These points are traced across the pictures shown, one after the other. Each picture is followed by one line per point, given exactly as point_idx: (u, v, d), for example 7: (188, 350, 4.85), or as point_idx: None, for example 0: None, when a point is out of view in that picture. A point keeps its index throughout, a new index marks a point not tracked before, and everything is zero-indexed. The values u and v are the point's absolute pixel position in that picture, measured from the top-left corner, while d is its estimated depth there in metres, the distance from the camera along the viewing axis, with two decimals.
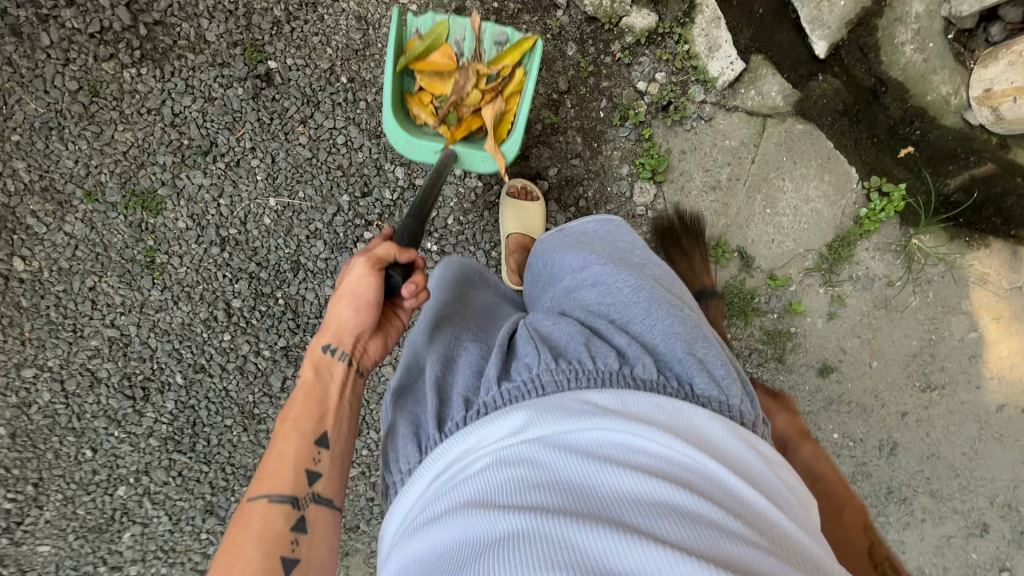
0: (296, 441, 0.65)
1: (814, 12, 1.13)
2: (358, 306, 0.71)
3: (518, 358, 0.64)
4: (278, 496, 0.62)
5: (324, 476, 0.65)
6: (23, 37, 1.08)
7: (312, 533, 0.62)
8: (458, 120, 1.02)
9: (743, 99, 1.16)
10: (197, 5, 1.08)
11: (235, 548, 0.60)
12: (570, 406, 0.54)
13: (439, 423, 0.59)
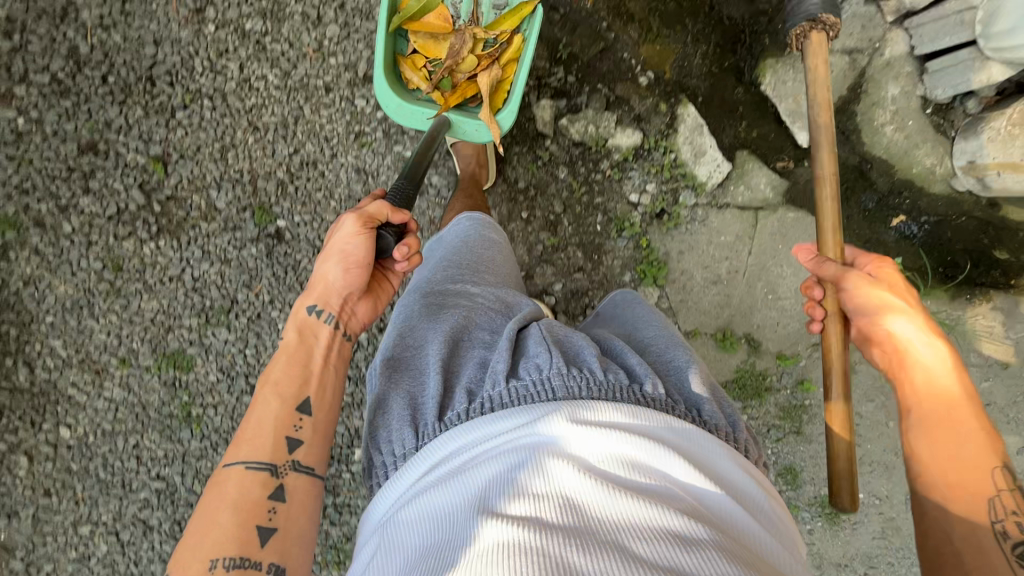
0: (276, 407, 0.74)
1: (792, 106, 1.17)
2: (346, 265, 0.81)
3: (527, 357, 0.71)
4: (255, 464, 0.70)
5: (303, 445, 0.73)
6: (46, 227, 1.14)
7: (289, 502, 0.70)
8: (453, 87, 1.04)
9: (733, 195, 1.20)
10: (205, 177, 1.13)
11: (215, 511, 0.67)
12: (583, 416, 0.59)
13: (440, 410, 0.67)
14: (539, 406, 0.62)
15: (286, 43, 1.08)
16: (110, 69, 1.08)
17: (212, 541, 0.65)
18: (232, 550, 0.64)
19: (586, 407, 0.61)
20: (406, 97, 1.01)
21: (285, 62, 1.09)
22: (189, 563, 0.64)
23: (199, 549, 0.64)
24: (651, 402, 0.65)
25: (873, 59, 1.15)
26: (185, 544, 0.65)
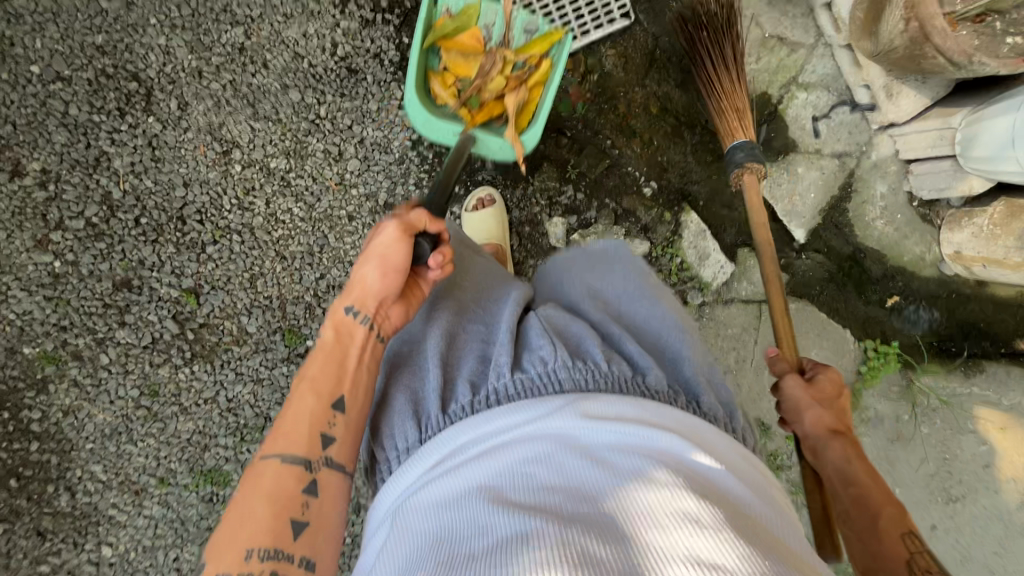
0: (313, 402, 0.69)
1: (789, 206, 1.25)
2: (384, 272, 0.76)
3: (530, 350, 0.69)
4: (290, 457, 0.66)
5: (338, 443, 0.68)
6: (84, 359, 1.18)
7: (323, 496, 0.66)
8: (480, 105, 1.06)
9: (737, 291, 1.27)
10: (237, 304, 1.19)
11: (247, 506, 0.63)
12: (595, 410, 0.57)
13: (443, 405, 0.65)
14: (546, 400, 0.60)
15: (309, 179, 1.14)
16: (142, 211, 1.13)
17: (248, 534, 0.60)
18: (266, 542, 0.60)
19: (594, 401, 0.59)
20: (434, 112, 1.04)
21: (310, 196, 1.15)
22: (223, 554, 0.60)
23: (235, 541, 0.60)
24: (659, 395, 0.64)
25: (861, 162, 1.23)
26: (224, 531, 0.62)
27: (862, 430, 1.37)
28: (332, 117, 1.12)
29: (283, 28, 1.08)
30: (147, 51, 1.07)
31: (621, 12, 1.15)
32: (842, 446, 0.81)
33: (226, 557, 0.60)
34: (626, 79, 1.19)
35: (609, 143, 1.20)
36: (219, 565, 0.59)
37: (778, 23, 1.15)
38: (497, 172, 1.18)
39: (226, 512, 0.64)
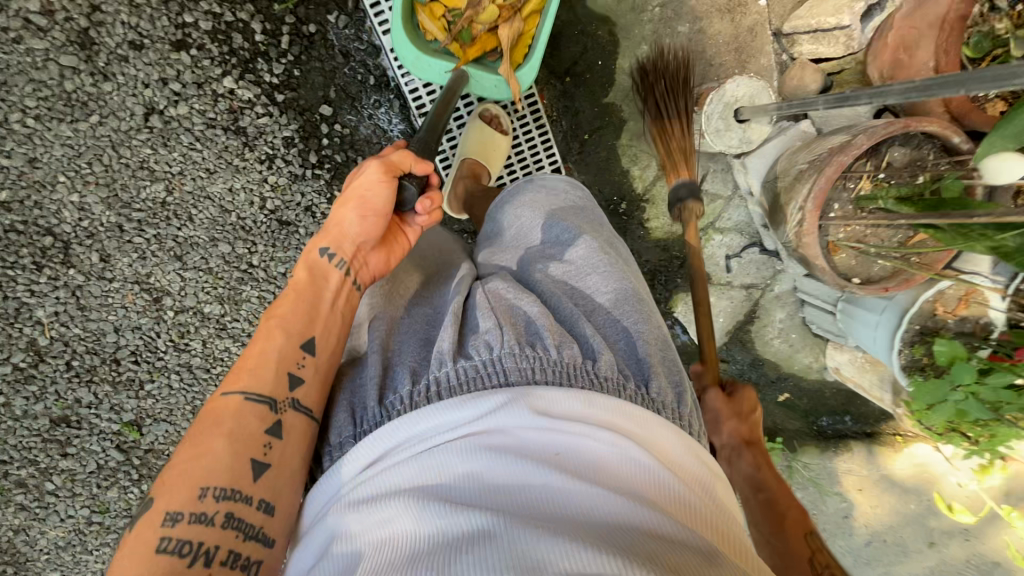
0: (282, 340, 0.69)
1: (700, 327, 1.37)
2: (365, 213, 0.76)
3: (472, 331, 0.66)
4: (255, 395, 0.65)
5: (305, 384, 0.68)
6: (30, 486, 1.22)
7: (287, 437, 0.64)
8: (473, 38, 0.94)
9: None
10: (180, 432, 1.23)
11: (206, 439, 0.62)
12: (539, 413, 0.55)
13: (381, 395, 0.64)
14: (490, 391, 0.58)
15: (245, 322, 1.16)
16: (73, 356, 1.13)
17: (204, 468, 0.59)
18: (221, 481, 0.59)
19: (540, 395, 0.57)
20: (426, 48, 0.93)
21: (246, 337, 1.17)
22: (177, 490, 0.58)
23: (187, 477, 0.59)
24: (606, 382, 0.62)
25: (765, 292, 1.35)
26: (175, 465, 0.60)
27: None
28: (264, 265, 1.12)
29: (206, 183, 1.05)
30: (59, 207, 1.02)
31: (551, 163, 1.16)
32: (753, 455, 0.81)
33: (178, 491, 0.58)
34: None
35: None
36: (169, 501, 0.58)
37: (701, 176, 1.21)
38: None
39: (179, 447, 0.62)
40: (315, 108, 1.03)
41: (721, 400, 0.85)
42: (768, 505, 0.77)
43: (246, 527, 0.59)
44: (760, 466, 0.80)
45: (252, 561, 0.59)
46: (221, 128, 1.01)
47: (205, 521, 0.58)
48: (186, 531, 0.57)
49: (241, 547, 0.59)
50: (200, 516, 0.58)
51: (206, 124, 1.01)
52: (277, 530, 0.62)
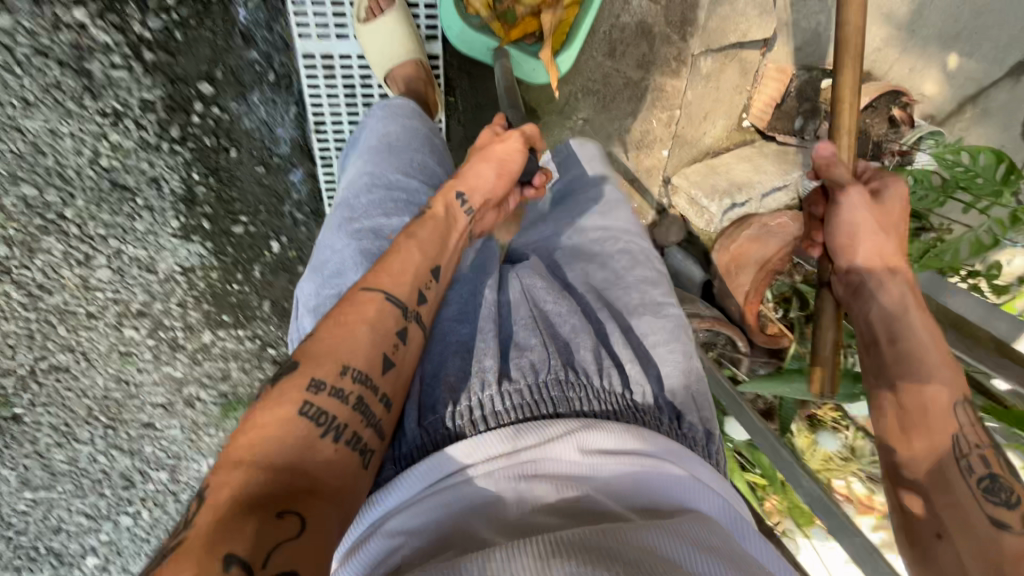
0: (419, 257, 0.70)
1: None
2: (500, 172, 0.81)
3: (519, 349, 0.65)
4: (393, 296, 0.66)
5: (427, 304, 0.69)
6: None
7: (411, 344, 0.64)
8: (516, 19, 0.97)
9: None
10: None
11: (347, 326, 0.61)
12: (597, 443, 0.54)
13: (421, 416, 0.61)
14: (551, 420, 0.56)
15: (38, 274, 1.01)
16: None
17: (347, 346, 0.60)
18: (361, 361, 0.59)
19: (597, 425, 0.56)
20: (469, 20, 0.95)
21: (37, 288, 1.02)
22: (323, 361, 0.58)
23: (335, 351, 0.59)
24: (647, 419, 0.62)
25: None
26: (326, 334, 0.60)
27: None
28: (79, 221, 0.97)
29: (20, 115, 0.87)
30: None
31: None
32: (897, 286, 0.70)
33: (323, 362, 0.58)
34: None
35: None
36: (315, 369, 0.57)
37: None
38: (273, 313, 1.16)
39: (316, 328, 0.62)
40: (191, 82, 0.90)
41: (867, 238, 0.72)
42: (898, 326, 0.68)
43: (371, 415, 0.57)
44: (877, 241, 0.71)
45: (369, 448, 0.56)
46: (55, 61, 0.83)
47: (341, 396, 0.56)
48: (326, 401, 0.56)
49: (363, 433, 0.56)
50: (340, 391, 0.57)
51: (34, 50, 0.82)
52: (391, 426, 0.59)
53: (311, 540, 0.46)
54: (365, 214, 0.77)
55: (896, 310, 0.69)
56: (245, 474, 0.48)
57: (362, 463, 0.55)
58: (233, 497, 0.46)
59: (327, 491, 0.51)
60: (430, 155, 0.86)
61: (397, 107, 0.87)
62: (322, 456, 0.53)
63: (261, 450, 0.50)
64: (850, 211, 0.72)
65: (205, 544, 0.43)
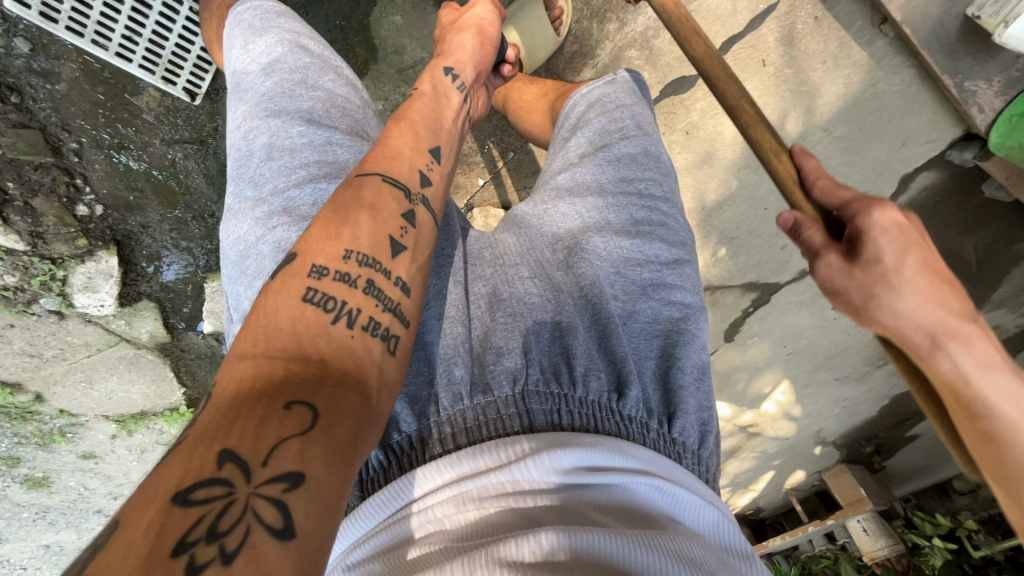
0: (411, 139, 0.73)
1: (215, 307, 1.31)
2: (480, 40, 0.94)
3: (496, 353, 0.63)
4: (389, 179, 0.66)
5: (430, 187, 0.70)
6: None
7: (416, 225, 0.65)
8: None
9: (108, 321, 1.23)
10: None
11: (344, 212, 0.61)
12: (573, 460, 0.54)
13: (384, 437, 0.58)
14: (514, 439, 0.55)
15: None
16: None
17: (348, 230, 0.59)
18: (366, 246, 0.59)
19: (569, 439, 0.55)
20: None
21: None
22: (320, 250, 0.57)
23: (333, 237, 0.58)
24: (629, 425, 0.62)
25: None
26: (311, 237, 0.58)
27: (144, 447, 1.50)
28: None
29: None
30: None
31: (186, 87, 1.10)
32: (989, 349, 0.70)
33: (322, 249, 0.57)
34: (134, 120, 1.09)
35: (71, 146, 1.07)
36: (313, 259, 0.57)
37: None
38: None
39: (305, 234, 0.60)
40: None
41: (919, 293, 0.71)
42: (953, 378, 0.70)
43: (383, 297, 0.57)
44: (920, 272, 0.71)
45: (390, 333, 0.56)
46: None
47: (347, 281, 0.56)
48: (330, 286, 0.55)
49: (377, 314, 0.56)
50: (344, 275, 0.56)
51: None
52: (411, 310, 0.59)
53: (321, 431, 0.45)
54: (274, 184, 0.73)
55: (972, 370, 0.70)
56: (250, 366, 0.48)
57: (387, 348, 0.55)
58: (240, 392, 0.46)
59: (344, 377, 0.50)
60: (335, 90, 0.83)
61: (268, 40, 0.84)
62: (333, 342, 0.52)
63: (265, 343, 0.50)
64: (824, 179, 0.77)
65: (207, 437, 0.43)
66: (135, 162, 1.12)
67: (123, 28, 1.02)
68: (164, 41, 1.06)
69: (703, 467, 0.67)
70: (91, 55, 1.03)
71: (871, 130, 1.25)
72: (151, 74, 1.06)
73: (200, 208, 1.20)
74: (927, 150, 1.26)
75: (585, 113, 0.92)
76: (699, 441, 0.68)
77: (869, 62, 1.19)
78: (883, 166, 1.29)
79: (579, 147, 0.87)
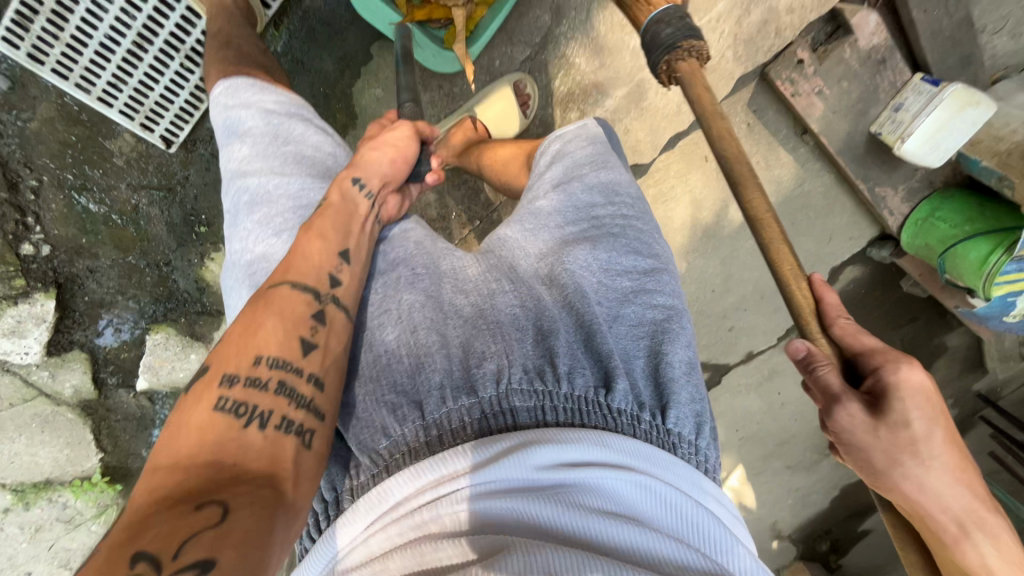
0: (321, 242, 0.69)
1: (155, 363, 1.20)
2: (393, 154, 0.84)
3: (479, 357, 0.63)
4: (298, 285, 0.64)
5: (345, 284, 0.67)
6: None
7: (330, 324, 0.63)
8: (422, 5, 1.10)
9: (30, 371, 1.15)
10: None
11: (248, 327, 0.59)
12: (548, 458, 0.52)
13: (370, 444, 0.58)
14: (491, 439, 0.55)
15: None
16: None
17: (257, 339, 0.58)
18: (275, 351, 0.58)
19: (545, 436, 0.54)
20: None
21: None
22: (229, 362, 0.57)
23: (242, 346, 0.58)
24: (619, 418, 0.61)
25: None
26: (222, 350, 0.58)
27: (37, 527, 1.29)
28: None
29: None
30: None
31: (163, 133, 1.10)
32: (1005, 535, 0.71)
33: (228, 362, 0.57)
34: (103, 162, 1.09)
35: (31, 184, 1.07)
36: (226, 368, 0.57)
37: None
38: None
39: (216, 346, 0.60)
40: None
41: (942, 468, 0.71)
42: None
43: (297, 395, 0.57)
44: (948, 447, 0.71)
45: (305, 428, 0.56)
46: None
47: (258, 385, 0.56)
48: (242, 393, 0.55)
49: (293, 413, 0.56)
50: (255, 380, 0.56)
51: None
52: (327, 402, 0.59)
53: (234, 524, 0.44)
54: (257, 237, 0.74)
55: (997, 564, 0.70)
56: (166, 472, 0.48)
57: (303, 443, 0.55)
58: (152, 496, 0.45)
59: (256, 477, 0.50)
60: (317, 145, 0.85)
61: (252, 107, 0.86)
62: (244, 446, 0.52)
63: (180, 450, 0.50)
64: (840, 316, 0.74)
65: (117, 546, 0.42)
66: (95, 205, 1.11)
67: (109, 77, 1.03)
68: (149, 90, 1.06)
69: (700, 458, 0.64)
70: (71, 97, 1.03)
71: (802, 224, 1.40)
72: (129, 119, 1.06)
73: (157, 258, 1.16)
74: (850, 246, 1.41)
75: (563, 149, 0.89)
76: (695, 431, 0.65)
77: (796, 166, 1.36)
78: (815, 259, 1.42)
79: (551, 177, 0.85)
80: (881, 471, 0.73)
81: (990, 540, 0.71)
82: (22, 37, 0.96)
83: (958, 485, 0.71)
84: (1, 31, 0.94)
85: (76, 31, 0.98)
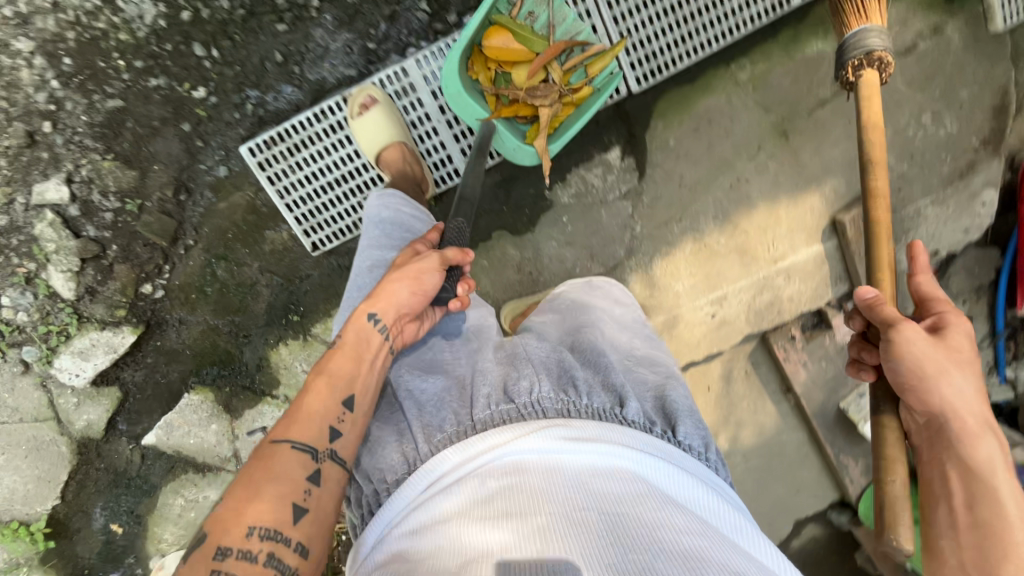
0: (326, 396, 0.76)
1: (175, 421, 1.23)
2: (414, 287, 0.84)
3: (516, 376, 0.75)
4: (299, 444, 0.72)
5: (343, 438, 0.74)
6: None
7: (323, 486, 0.71)
8: (510, 100, 1.05)
9: (59, 394, 1.19)
10: None
11: (249, 492, 0.68)
12: (567, 435, 0.65)
13: (428, 436, 0.70)
14: (519, 425, 0.67)
15: None
16: None
17: (254, 507, 0.67)
18: (268, 519, 0.66)
19: (562, 422, 0.68)
20: (468, 88, 1.03)
21: None
22: (228, 527, 0.66)
23: (238, 514, 0.66)
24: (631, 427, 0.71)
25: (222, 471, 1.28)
26: (219, 515, 0.67)
27: None
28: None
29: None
30: None
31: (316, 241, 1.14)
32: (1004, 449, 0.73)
33: (228, 527, 0.65)
34: (252, 246, 1.14)
35: (186, 243, 1.14)
36: (222, 536, 0.65)
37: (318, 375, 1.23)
38: (91, 129, 1.07)
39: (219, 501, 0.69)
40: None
41: (972, 385, 0.76)
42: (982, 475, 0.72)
43: (282, 566, 0.66)
44: (981, 392, 0.78)
45: None
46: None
47: (248, 557, 0.64)
48: (235, 563, 0.64)
49: None
50: (246, 552, 0.64)
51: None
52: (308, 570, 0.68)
53: None
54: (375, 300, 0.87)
55: (1001, 470, 0.72)
56: None
57: None
58: None
59: None
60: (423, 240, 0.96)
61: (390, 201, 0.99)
62: None
63: None
64: (929, 278, 0.85)
65: None
66: (223, 274, 1.16)
67: (304, 193, 1.10)
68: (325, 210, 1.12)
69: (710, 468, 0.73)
70: (265, 198, 1.13)
71: (776, 471, 1.48)
72: (296, 224, 1.11)
73: (243, 330, 1.20)
74: (813, 502, 1.50)
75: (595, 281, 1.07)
76: (702, 446, 0.74)
77: (783, 421, 1.46)
78: (782, 506, 1.50)
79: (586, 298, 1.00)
80: (914, 387, 0.77)
81: (995, 448, 0.73)
82: (262, 150, 1.07)
83: (974, 391, 0.76)
84: (250, 141, 1.06)
85: (302, 159, 1.08)
